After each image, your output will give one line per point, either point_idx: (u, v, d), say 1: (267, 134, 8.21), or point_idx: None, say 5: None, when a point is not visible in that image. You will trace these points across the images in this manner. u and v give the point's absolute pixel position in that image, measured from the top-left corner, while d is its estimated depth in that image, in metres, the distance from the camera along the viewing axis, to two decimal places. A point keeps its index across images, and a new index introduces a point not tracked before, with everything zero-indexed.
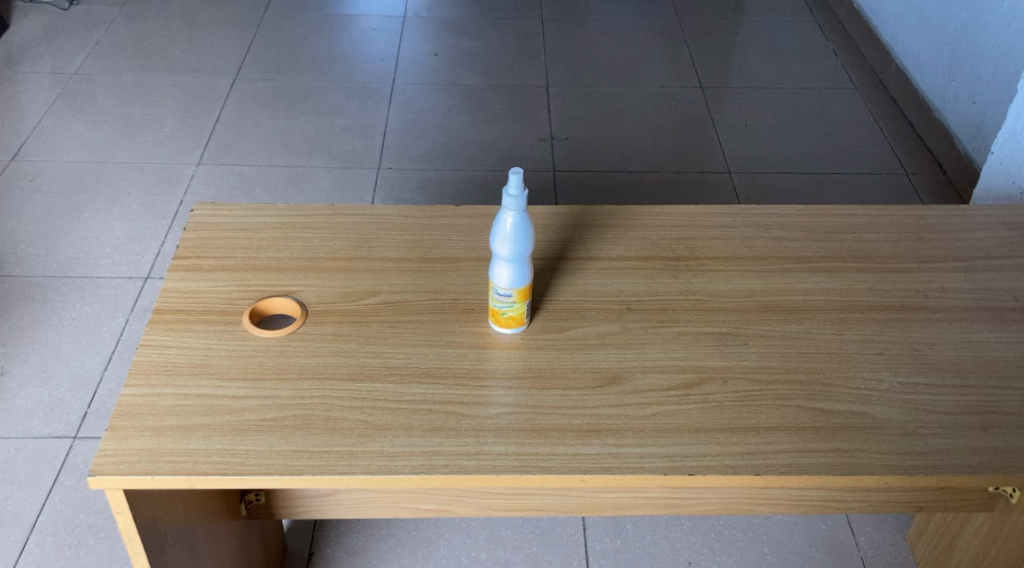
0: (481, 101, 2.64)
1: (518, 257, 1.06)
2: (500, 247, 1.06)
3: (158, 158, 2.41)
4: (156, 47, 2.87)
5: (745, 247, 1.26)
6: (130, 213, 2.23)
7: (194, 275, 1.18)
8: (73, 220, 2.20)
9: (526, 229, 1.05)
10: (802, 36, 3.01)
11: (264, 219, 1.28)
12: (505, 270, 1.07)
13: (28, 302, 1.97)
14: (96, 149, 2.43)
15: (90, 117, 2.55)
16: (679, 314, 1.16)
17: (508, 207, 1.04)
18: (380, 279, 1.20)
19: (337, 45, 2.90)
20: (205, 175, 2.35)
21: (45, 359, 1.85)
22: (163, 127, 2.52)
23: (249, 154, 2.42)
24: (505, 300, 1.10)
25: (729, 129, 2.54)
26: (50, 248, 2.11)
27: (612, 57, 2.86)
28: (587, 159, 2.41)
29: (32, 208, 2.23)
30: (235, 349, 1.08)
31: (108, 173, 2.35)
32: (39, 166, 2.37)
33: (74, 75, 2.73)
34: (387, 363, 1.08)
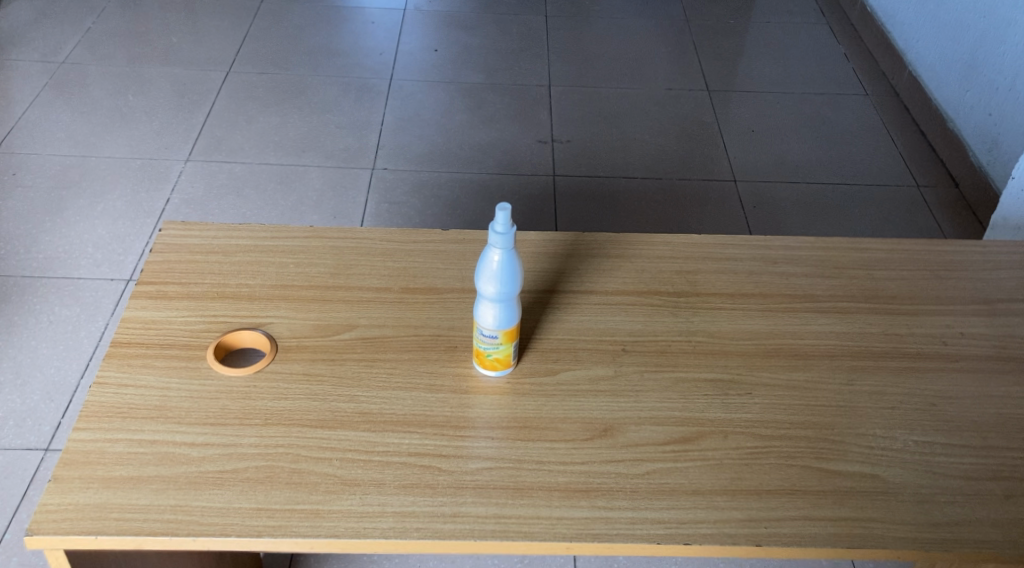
0: (481, 99, 2.53)
1: (505, 297, 0.98)
2: (485, 287, 0.97)
3: (145, 153, 2.30)
4: (150, 36, 2.76)
5: (751, 283, 1.18)
6: (115, 210, 2.12)
7: (158, 304, 1.10)
8: (55, 217, 2.09)
9: (514, 268, 0.97)
10: (814, 40, 2.91)
11: (236, 241, 1.20)
12: (491, 311, 0.99)
13: (5, 303, 1.87)
14: (82, 142, 2.32)
15: (77, 108, 2.44)
16: (678, 359, 1.07)
17: (494, 244, 0.96)
18: (357, 311, 1.12)
19: (335, 38, 2.79)
20: (194, 172, 2.24)
21: (18, 364, 1.75)
22: (152, 121, 2.41)
23: (240, 151, 2.31)
24: (489, 342, 1.01)
25: (737, 136, 2.44)
26: (29, 246, 2.01)
27: (617, 57, 2.76)
28: (588, 164, 2.31)
29: (13, 202, 2.13)
30: (197, 389, 1.00)
31: (93, 168, 2.24)
32: (21, 159, 2.25)
33: (63, 63, 2.61)
34: (361, 407, 1.00)
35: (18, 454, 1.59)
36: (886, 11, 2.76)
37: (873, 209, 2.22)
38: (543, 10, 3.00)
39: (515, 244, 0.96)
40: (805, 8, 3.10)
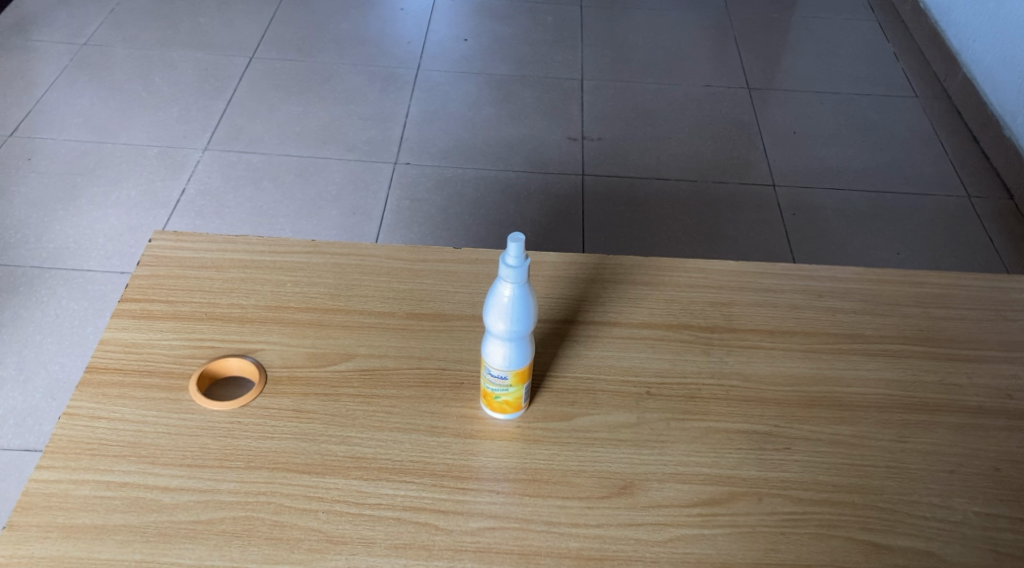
0: (511, 93, 2.39)
1: (518, 336, 0.88)
2: (495, 325, 0.87)
3: (163, 140, 2.15)
4: (175, 16, 2.60)
5: (792, 319, 1.07)
6: (129, 200, 1.98)
7: (142, 324, 1.01)
8: (68, 205, 1.96)
9: (527, 304, 0.87)
10: (863, 38, 2.75)
11: (231, 256, 1.11)
12: (501, 352, 0.89)
13: (11, 294, 1.76)
14: (99, 127, 2.17)
15: (96, 91, 2.28)
16: (709, 405, 0.96)
17: (505, 278, 0.86)
18: (357, 338, 1.02)
19: (364, 24, 2.63)
20: (211, 162, 2.09)
21: (22, 359, 1.65)
22: (171, 107, 2.25)
23: (261, 141, 2.16)
24: (498, 384, 0.91)
25: (778, 139, 2.30)
26: (39, 235, 1.89)
27: (655, 52, 2.61)
28: (620, 165, 2.18)
29: (26, 188, 1.99)
30: (176, 425, 0.91)
31: (109, 154, 2.10)
32: (35, 143, 2.11)
33: (87, 44, 2.45)
34: (353, 451, 0.90)
35: (17, 455, 1.50)
36: (941, 8, 2.60)
37: (923, 222, 2.08)
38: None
39: (529, 277, 0.86)
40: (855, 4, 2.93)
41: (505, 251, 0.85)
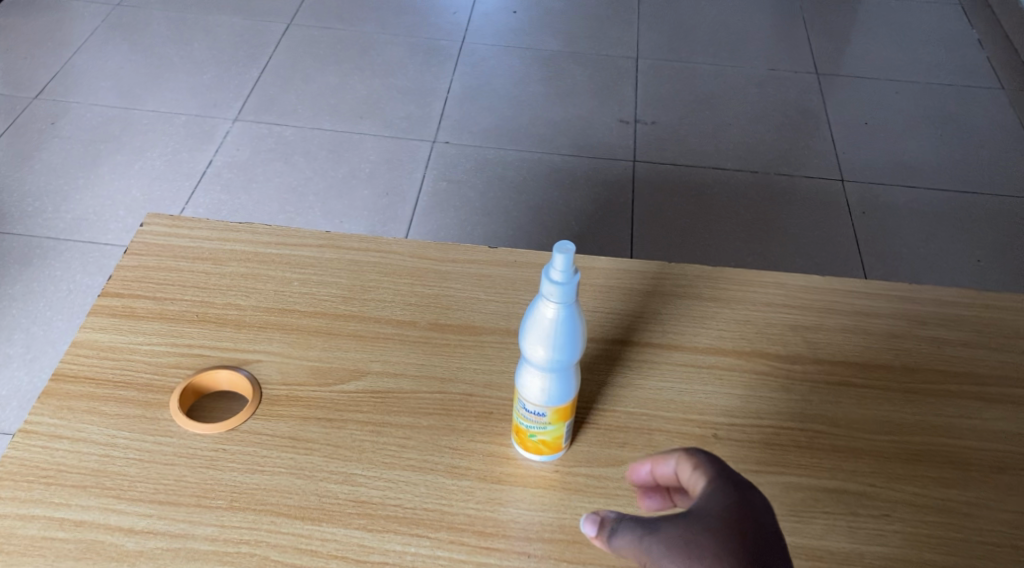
0: (560, 70, 2.21)
1: (561, 368, 0.72)
2: (532, 353, 0.71)
3: (193, 109, 2.00)
4: None
5: (890, 350, 0.89)
6: (153, 170, 1.84)
7: (122, 324, 0.86)
8: (89, 172, 1.82)
9: (575, 329, 0.71)
10: (947, 20, 2.51)
11: (232, 246, 0.96)
12: (539, 387, 0.73)
13: (26, 266, 1.63)
14: (127, 92, 2.03)
15: (125, 53, 2.14)
16: (788, 455, 0.80)
17: (546, 297, 0.70)
18: (370, 352, 0.86)
19: None
20: (241, 134, 1.94)
21: (32, 337, 1.52)
22: (204, 73, 2.10)
23: (295, 113, 2.01)
24: (534, 422, 0.75)
25: (848, 128, 2.08)
26: (57, 205, 1.75)
27: (717, 30, 2.41)
28: (675, 151, 1.99)
29: (46, 153, 1.86)
30: (149, 450, 0.77)
31: (136, 121, 1.95)
32: (60, 107, 1.97)
33: (122, 6, 2.31)
34: (357, 493, 0.75)
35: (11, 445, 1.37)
36: None
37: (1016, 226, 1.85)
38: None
39: (577, 297, 0.70)
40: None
41: (549, 265, 0.69)
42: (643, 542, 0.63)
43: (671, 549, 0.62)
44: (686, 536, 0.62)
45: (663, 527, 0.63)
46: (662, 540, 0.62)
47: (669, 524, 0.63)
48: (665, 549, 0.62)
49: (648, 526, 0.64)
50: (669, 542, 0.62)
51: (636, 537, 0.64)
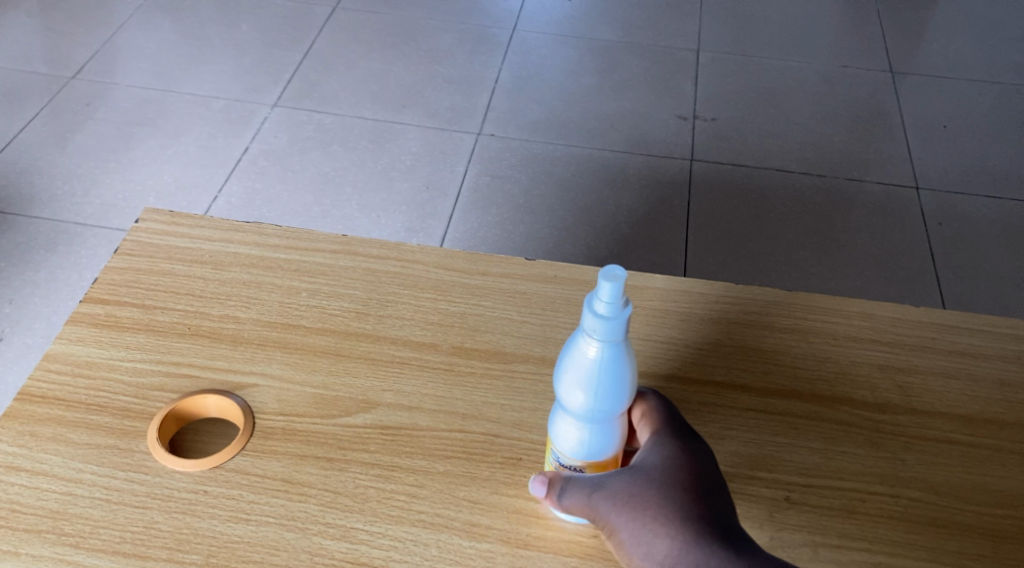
0: (615, 61, 2.06)
1: (602, 418, 0.59)
2: (567, 400, 0.59)
3: (232, 93, 1.90)
4: None
5: (1000, 401, 0.75)
6: (187, 155, 1.74)
7: (103, 336, 0.76)
8: (122, 156, 1.73)
9: (623, 375, 0.58)
10: None
11: (235, 249, 0.84)
12: (575, 437, 0.61)
13: (51, 253, 1.54)
14: (165, 74, 1.94)
15: (166, 34, 2.05)
16: (877, 529, 0.67)
17: (589, 335, 0.57)
18: (382, 379, 0.74)
19: None
20: (279, 121, 1.84)
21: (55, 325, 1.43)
22: (244, 56, 2.01)
23: (337, 100, 1.90)
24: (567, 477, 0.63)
25: (923, 131, 1.91)
26: (87, 189, 1.66)
27: (785, 21, 2.24)
28: (737, 150, 1.83)
29: (79, 135, 1.77)
30: (119, 489, 0.66)
31: (173, 104, 1.86)
32: (97, 87, 1.89)
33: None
34: (357, 553, 0.64)
35: None
36: None
37: None
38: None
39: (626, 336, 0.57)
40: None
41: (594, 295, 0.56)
42: (592, 499, 0.59)
43: (624, 504, 0.58)
44: (637, 491, 0.59)
45: (612, 482, 0.59)
46: (614, 494, 0.59)
47: (619, 480, 0.59)
48: (620, 505, 0.58)
49: (596, 481, 0.59)
50: (622, 497, 0.58)
51: (585, 494, 0.59)
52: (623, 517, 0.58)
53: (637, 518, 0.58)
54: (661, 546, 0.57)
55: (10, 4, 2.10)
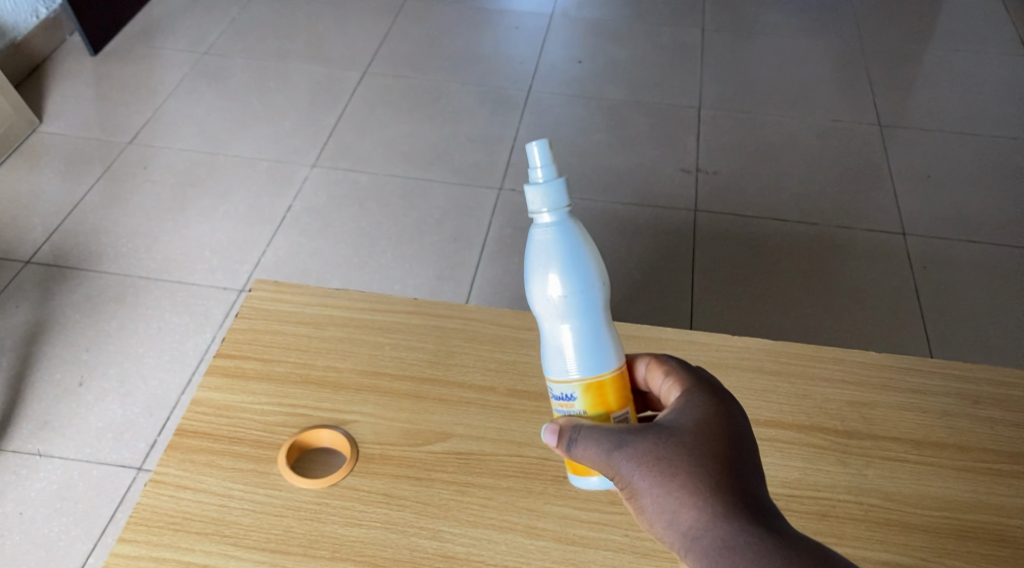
0: (622, 119, 2.20)
1: (580, 287, 0.77)
2: (547, 282, 0.76)
3: (274, 154, 2.02)
4: (294, 15, 2.46)
5: (943, 427, 0.94)
6: (237, 215, 1.87)
7: (233, 384, 0.96)
8: (177, 216, 1.86)
9: (579, 240, 0.77)
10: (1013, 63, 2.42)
11: (329, 308, 1.04)
12: (568, 322, 0.77)
13: (118, 304, 1.68)
14: (213, 137, 2.05)
15: (222, 93, 2.18)
16: (844, 528, 0.87)
17: (540, 228, 0.78)
18: (455, 416, 0.94)
19: (465, 38, 2.41)
20: (320, 181, 1.96)
21: (124, 370, 1.58)
22: (284, 119, 2.11)
23: (369, 160, 2.02)
24: (573, 376, 0.77)
25: (909, 182, 2.04)
26: (148, 246, 1.79)
27: (783, 72, 2.37)
28: (737, 202, 1.99)
29: (139, 197, 1.89)
30: (261, 502, 0.86)
31: (221, 166, 1.98)
32: (151, 152, 2.01)
33: (209, 53, 2.30)
34: (445, 549, 0.84)
35: (110, 470, 1.45)
36: None
37: None
38: (702, 8, 2.61)
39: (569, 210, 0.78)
40: (1010, 24, 2.57)
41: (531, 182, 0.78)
42: (609, 454, 0.72)
43: (637, 467, 0.71)
44: (651, 449, 0.72)
45: (627, 440, 0.72)
46: (629, 458, 0.72)
47: (634, 438, 0.72)
48: (633, 468, 0.72)
49: (612, 439, 0.72)
50: (638, 461, 0.72)
51: (602, 448, 0.72)
52: (638, 470, 0.71)
53: (651, 473, 0.71)
54: (669, 501, 0.71)
55: (62, 69, 2.22)
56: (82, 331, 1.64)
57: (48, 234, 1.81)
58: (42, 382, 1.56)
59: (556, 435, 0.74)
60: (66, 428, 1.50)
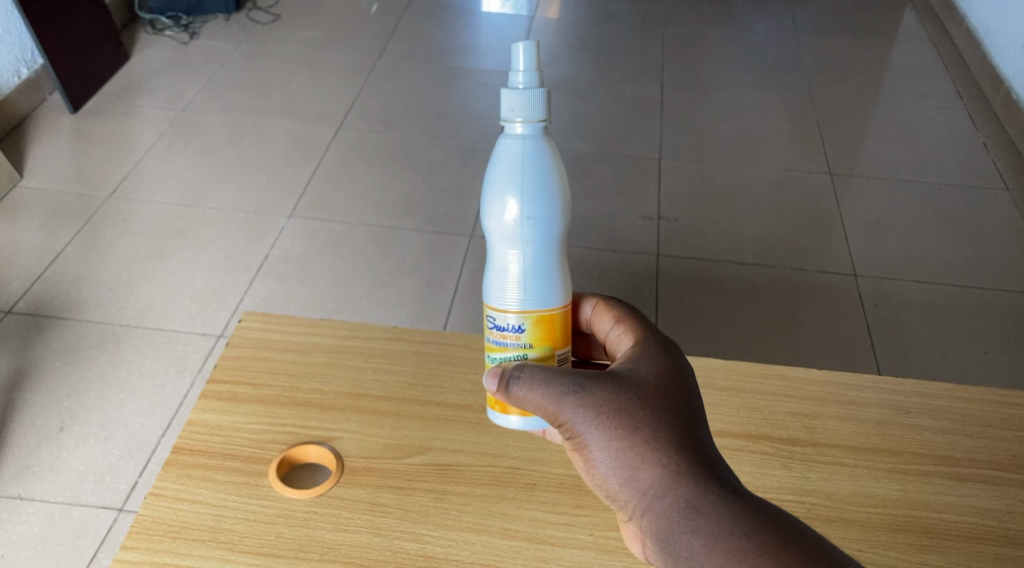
0: (586, 171, 2.32)
1: (536, 213, 0.82)
2: (505, 200, 0.81)
3: (252, 206, 2.08)
4: (272, 77, 2.56)
5: (876, 435, 1.04)
6: (214, 263, 1.92)
7: (226, 406, 1.03)
8: (158, 265, 1.91)
9: (546, 163, 0.82)
10: (952, 116, 2.57)
11: (314, 337, 1.11)
12: (516, 247, 0.82)
13: (98, 350, 1.72)
14: (192, 191, 2.12)
15: (197, 150, 2.25)
16: None
17: (512, 140, 0.82)
18: (432, 431, 1.02)
19: (440, 94, 2.53)
20: (296, 230, 2.02)
21: (105, 415, 1.60)
22: (261, 173, 2.18)
23: (344, 210, 2.09)
24: (512, 305, 0.84)
25: (859, 226, 2.15)
26: (129, 293, 1.84)
27: (737, 127, 2.51)
28: (696, 246, 2.09)
29: (119, 247, 1.94)
30: (253, 512, 0.93)
31: (199, 218, 2.04)
32: (130, 205, 2.06)
33: (186, 111, 2.39)
34: (425, 550, 0.92)
35: (91, 512, 1.47)
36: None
37: None
38: (661, 67, 2.76)
39: (544, 127, 0.82)
40: (949, 82, 2.74)
41: (511, 88, 0.82)
42: (558, 396, 0.80)
43: (589, 419, 0.79)
44: (599, 396, 0.80)
45: (576, 386, 0.80)
46: (582, 410, 0.79)
47: (583, 388, 0.80)
48: (586, 419, 0.79)
49: (561, 384, 0.80)
50: (590, 413, 0.79)
51: (550, 394, 0.80)
52: (585, 415, 0.79)
53: (600, 419, 0.79)
54: (619, 454, 0.79)
55: (45, 128, 2.29)
56: (63, 377, 1.67)
57: (28, 283, 1.85)
58: (21, 427, 1.58)
59: (498, 378, 0.82)
60: (47, 471, 1.52)
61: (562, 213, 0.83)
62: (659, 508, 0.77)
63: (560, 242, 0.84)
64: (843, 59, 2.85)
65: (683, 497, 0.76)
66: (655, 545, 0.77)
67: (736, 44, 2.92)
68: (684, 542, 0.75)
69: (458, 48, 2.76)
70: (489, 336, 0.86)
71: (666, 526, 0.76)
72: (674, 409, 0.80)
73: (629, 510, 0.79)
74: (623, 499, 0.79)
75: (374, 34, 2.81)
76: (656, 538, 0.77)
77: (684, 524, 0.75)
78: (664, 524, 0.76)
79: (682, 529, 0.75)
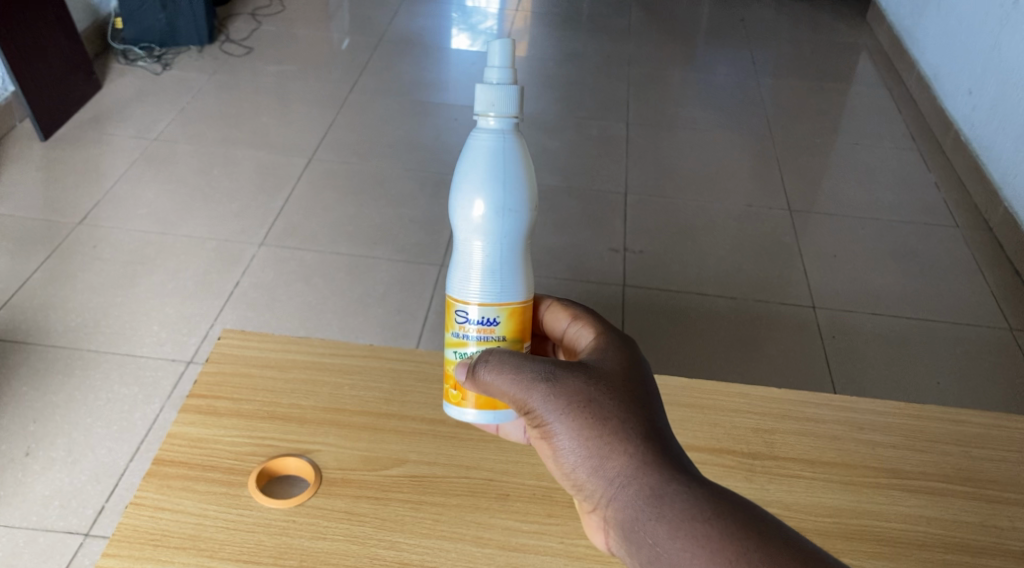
0: (554, 204, 2.38)
1: (503, 205, 0.86)
2: (474, 191, 0.86)
3: (223, 234, 2.11)
4: (244, 108, 2.60)
5: (832, 449, 1.09)
6: (185, 289, 1.94)
7: (206, 420, 1.05)
8: (127, 291, 1.92)
9: (514, 158, 0.86)
10: (903, 156, 2.68)
11: (292, 355, 1.14)
12: (481, 237, 0.86)
13: (66, 376, 1.72)
14: (163, 219, 2.13)
15: (168, 179, 2.27)
16: None
17: (485, 134, 0.87)
18: (408, 444, 1.05)
19: (412, 128, 2.58)
20: (266, 259, 2.04)
21: (71, 440, 1.61)
22: (232, 203, 2.21)
23: (316, 239, 2.12)
24: (473, 297, 0.87)
25: (817, 260, 2.23)
26: (98, 319, 1.85)
27: (699, 164, 2.59)
28: (661, 277, 2.15)
29: (88, 273, 1.96)
30: (234, 521, 0.96)
31: (170, 246, 2.06)
32: (101, 232, 2.08)
33: (157, 140, 2.42)
34: (402, 557, 0.95)
35: (57, 536, 1.46)
36: (974, 131, 2.53)
37: (977, 356, 1.98)
38: (626, 105, 2.85)
39: (515, 124, 0.87)
40: (902, 124, 2.86)
41: (487, 83, 0.87)
42: (526, 383, 0.83)
43: (558, 407, 0.82)
44: (567, 385, 0.83)
45: (544, 374, 0.83)
46: (550, 399, 0.82)
47: (552, 377, 0.83)
48: (554, 407, 0.82)
49: (530, 372, 0.83)
50: (558, 403, 0.82)
51: (519, 382, 0.83)
52: (554, 403, 0.82)
53: (567, 408, 0.82)
54: (585, 442, 0.81)
55: (14, 156, 2.30)
56: (29, 402, 1.67)
57: None
58: None
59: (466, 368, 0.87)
60: (12, 496, 1.52)
61: (528, 207, 0.87)
62: (625, 495, 0.79)
63: (524, 237, 0.88)
64: (800, 101, 2.96)
65: (647, 484, 0.78)
66: (621, 533, 0.79)
67: (698, 84, 3.03)
68: (648, 528, 0.77)
69: (429, 84, 2.83)
70: (459, 331, 0.89)
71: (631, 513, 0.78)
72: (638, 402, 0.83)
73: (595, 500, 0.81)
74: (590, 488, 0.81)
75: (347, 69, 2.87)
76: (621, 525, 0.79)
77: (648, 511, 0.77)
78: (629, 511, 0.78)
79: (647, 516, 0.77)
